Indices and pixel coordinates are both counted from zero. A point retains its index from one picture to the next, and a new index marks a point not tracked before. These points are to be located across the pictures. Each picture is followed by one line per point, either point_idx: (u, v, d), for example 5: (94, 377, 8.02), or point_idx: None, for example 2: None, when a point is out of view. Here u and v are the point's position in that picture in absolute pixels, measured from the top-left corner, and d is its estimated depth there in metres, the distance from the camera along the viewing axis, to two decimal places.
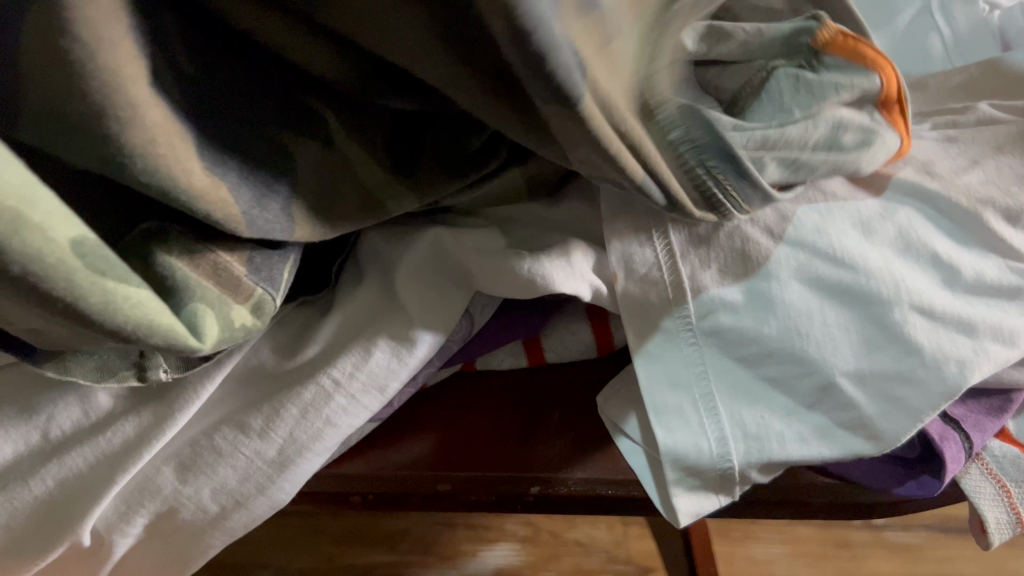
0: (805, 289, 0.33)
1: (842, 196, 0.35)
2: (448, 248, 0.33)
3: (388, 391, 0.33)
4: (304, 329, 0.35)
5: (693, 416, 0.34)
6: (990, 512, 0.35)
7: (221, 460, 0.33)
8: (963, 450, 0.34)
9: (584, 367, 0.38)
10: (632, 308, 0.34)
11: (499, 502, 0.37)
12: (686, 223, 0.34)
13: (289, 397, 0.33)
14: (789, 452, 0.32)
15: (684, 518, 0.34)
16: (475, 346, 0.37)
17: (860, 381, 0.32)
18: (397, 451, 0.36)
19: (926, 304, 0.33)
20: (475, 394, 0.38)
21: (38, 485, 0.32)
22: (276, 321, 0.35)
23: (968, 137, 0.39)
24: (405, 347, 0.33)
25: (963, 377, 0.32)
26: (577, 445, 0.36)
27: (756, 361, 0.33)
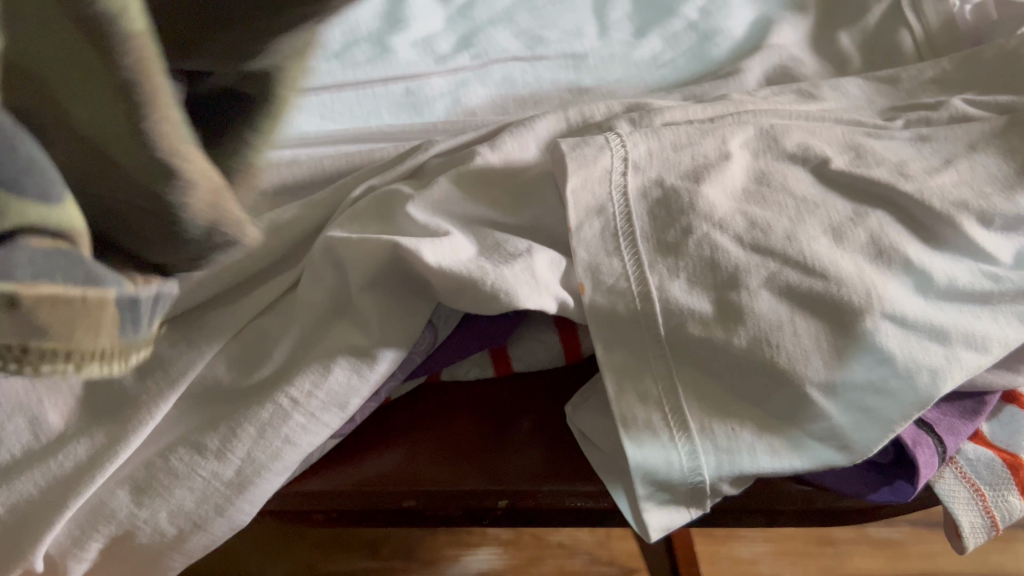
0: (774, 298, 0.32)
1: (814, 200, 0.34)
2: (404, 262, 0.32)
3: (349, 408, 0.32)
4: (257, 347, 0.34)
5: (662, 429, 0.32)
6: (965, 517, 0.34)
7: (178, 481, 0.32)
8: (936, 455, 0.33)
9: (554, 374, 0.38)
10: (599, 319, 0.33)
11: (466, 516, 0.36)
12: (656, 232, 0.34)
13: (247, 415, 0.32)
14: (760, 463, 0.32)
15: (655, 533, 0.33)
16: (440, 359, 0.36)
17: (832, 392, 0.32)
18: (362, 466, 0.35)
19: (899, 312, 0.32)
20: (442, 407, 0.37)
21: None
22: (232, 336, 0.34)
23: (941, 136, 0.38)
24: (367, 362, 0.32)
25: (935, 386, 0.32)
26: (544, 456, 0.35)
27: (727, 373, 0.33)
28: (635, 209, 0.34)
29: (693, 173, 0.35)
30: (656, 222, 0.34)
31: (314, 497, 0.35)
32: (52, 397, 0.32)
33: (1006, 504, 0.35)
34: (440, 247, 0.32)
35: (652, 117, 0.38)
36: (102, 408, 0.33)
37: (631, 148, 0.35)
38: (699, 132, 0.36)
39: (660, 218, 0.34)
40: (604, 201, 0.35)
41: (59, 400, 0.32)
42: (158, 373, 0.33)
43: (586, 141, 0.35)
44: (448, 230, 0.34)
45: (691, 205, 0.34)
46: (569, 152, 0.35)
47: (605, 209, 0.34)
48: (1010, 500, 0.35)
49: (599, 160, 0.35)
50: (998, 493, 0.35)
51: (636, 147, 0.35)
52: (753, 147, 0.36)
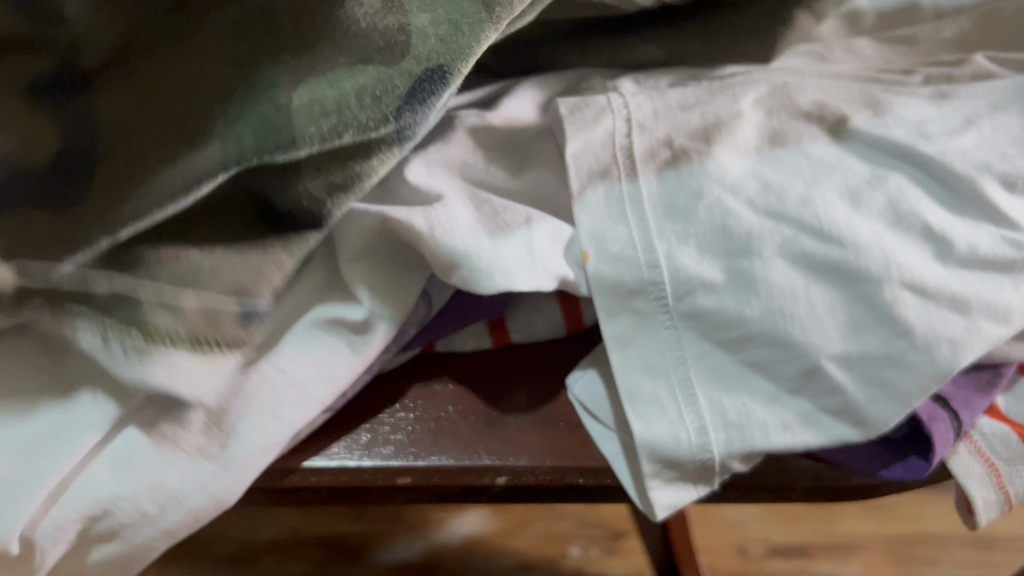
0: (789, 266, 0.31)
1: (831, 162, 0.33)
2: (396, 235, 0.30)
3: (341, 383, 0.31)
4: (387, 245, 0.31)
5: (670, 405, 0.31)
6: (978, 493, 0.33)
7: (161, 461, 0.30)
8: (953, 431, 0.32)
9: (553, 345, 0.36)
10: (603, 290, 0.32)
11: (460, 494, 0.34)
12: (663, 197, 0.32)
13: (231, 388, 0.30)
14: (774, 440, 0.30)
15: (661, 511, 0.32)
16: (435, 331, 0.33)
17: (846, 363, 0.30)
18: (353, 459, 0.33)
19: (918, 281, 0.31)
20: (439, 380, 0.35)
21: None
22: None
23: (961, 94, 0.36)
24: (361, 335, 0.31)
25: (955, 358, 0.30)
26: (544, 431, 0.34)
27: (737, 343, 0.31)
28: (642, 172, 0.32)
29: (704, 131, 0.32)
30: (663, 186, 0.32)
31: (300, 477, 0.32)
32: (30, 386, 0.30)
33: (1021, 479, 0.34)
34: (433, 215, 0.30)
35: (658, 79, 0.35)
36: (69, 382, 0.31)
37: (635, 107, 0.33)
38: (708, 94, 0.34)
39: (668, 180, 0.32)
40: (609, 162, 0.32)
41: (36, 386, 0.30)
42: None
43: (587, 102, 0.33)
44: (440, 194, 0.31)
45: (701, 167, 0.32)
46: (566, 117, 0.33)
47: (610, 171, 0.32)
48: None
49: (600, 122, 0.33)
50: (1014, 469, 0.34)
51: (640, 109, 0.33)
52: (766, 106, 0.34)
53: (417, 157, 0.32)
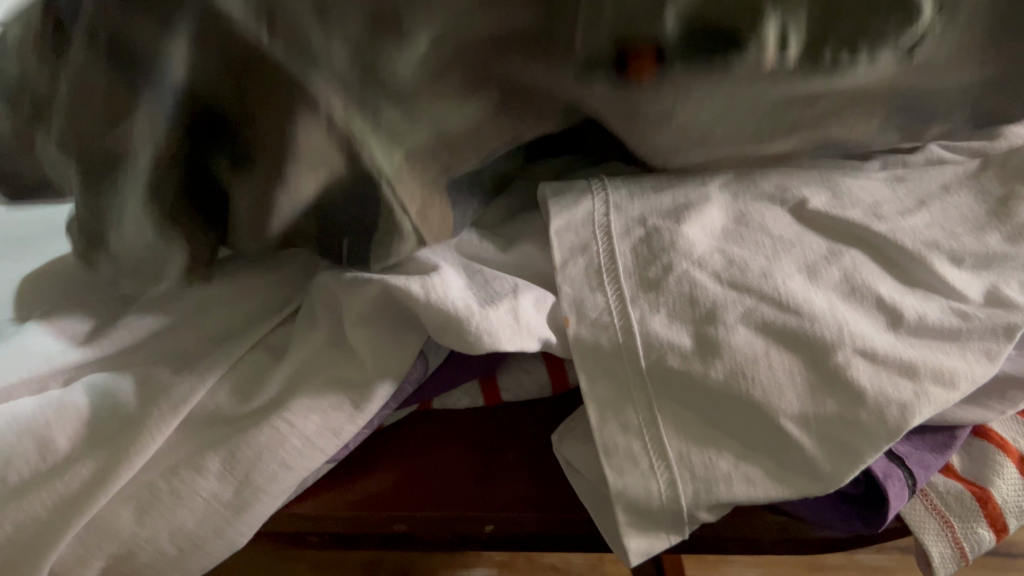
0: (751, 332, 0.34)
1: (790, 240, 0.36)
2: (397, 299, 0.33)
3: (343, 435, 0.34)
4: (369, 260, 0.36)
5: (642, 458, 0.34)
6: (935, 548, 0.36)
7: (180, 504, 0.33)
8: (907, 486, 0.35)
9: (541, 406, 0.39)
10: (583, 352, 0.35)
11: (454, 541, 0.37)
12: (637, 268, 0.35)
13: (244, 439, 0.33)
14: (736, 493, 0.33)
15: (635, 559, 0.34)
16: (430, 389, 0.37)
17: (804, 423, 0.33)
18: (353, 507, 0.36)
19: (870, 348, 0.34)
20: (434, 436, 0.38)
21: (30, 508, 0.32)
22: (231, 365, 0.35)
23: (915, 179, 0.39)
24: (363, 390, 0.34)
25: (904, 420, 0.33)
26: (530, 483, 0.37)
27: (701, 404, 0.34)
28: (619, 248, 0.36)
29: (675, 212, 0.36)
30: (637, 259, 0.35)
31: (304, 520, 0.36)
32: (59, 419, 0.33)
33: (976, 536, 0.36)
34: (431, 283, 0.33)
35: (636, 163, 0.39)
36: (100, 433, 0.34)
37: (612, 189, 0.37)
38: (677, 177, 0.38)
39: (642, 255, 0.35)
40: (589, 240, 0.36)
41: (66, 423, 0.34)
42: (161, 399, 0.34)
43: (570, 185, 0.37)
44: (437, 264, 0.34)
45: (671, 244, 0.35)
46: (550, 199, 0.37)
47: (589, 247, 0.36)
48: (979, 531, 0.36)
49: (581, 203, 0.37)
50: (968, 524, 0.36)
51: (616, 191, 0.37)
52: (732, 189, 0.38)
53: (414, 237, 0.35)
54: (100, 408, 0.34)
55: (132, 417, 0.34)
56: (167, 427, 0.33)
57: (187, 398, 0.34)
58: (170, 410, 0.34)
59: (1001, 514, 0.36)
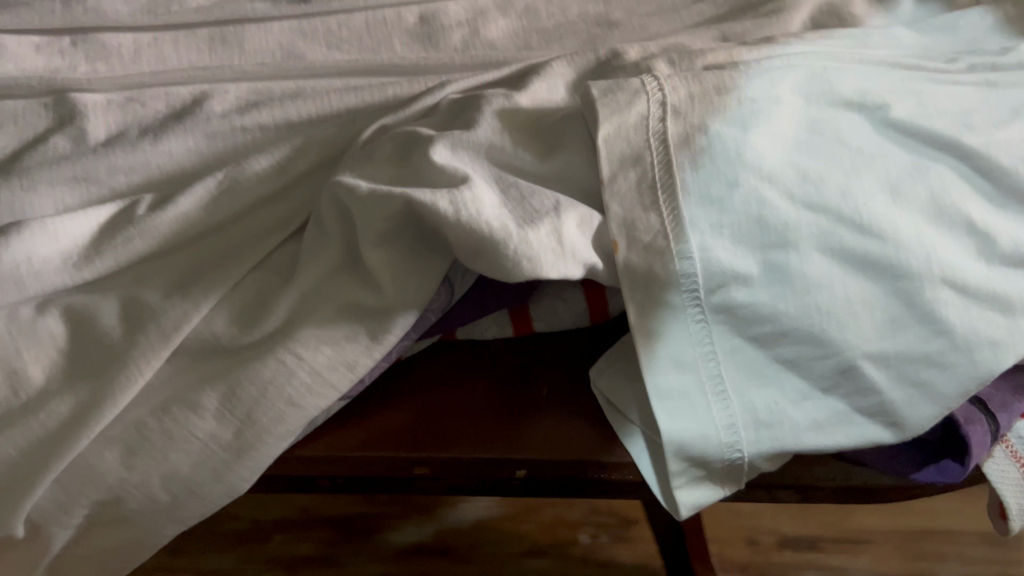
0: (827, 260, 0.30)
1: (872, 152, 0.31)
2: (423, 218, 0.29)
3: (359, 369, 0.30)
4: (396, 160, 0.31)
5: (698, 401, 0.30)
6: (1012, 497, 0.33)
7: (174, 446, 0.29)
8: (989, 433, 0.31)
9: (575, 337, 0.35)
10: (632, 281, 0.30)
11: (478, 487, 0.33)
12: (696, 185, 0.30)
13: (246, 375, 0.29)
14: (804, 440, 0.30)
15: (685, 510, 0.31)
16: (454, 318, 0.32)
17: (883, 362, 0.29)
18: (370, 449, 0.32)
19: (960, 279, 0.29)
20: (456, 368, 0.34)
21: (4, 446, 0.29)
22: (231, 288, 0.31)
23: (1009, 83, 0.34)
24: (382, 321, 0.30)
25: (996, 361, 0.29)
26: (566, 424, 0.33)
27: (767, 340, 0.30)
28: (676, 158, 0.31)
29: (742, 117, 0.31)
30: (697, 173, 0.31)
31: (311, 463, 0.32)
32: (31, 348, 0.29)
33: None
34: (462, 198, 0.28)
35: (693, 58, 0.34)
36: (83, 362, 0.30)
37: (669, 90, 0.32)
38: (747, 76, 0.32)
39: (703, 168, 0.31)
40: (641, 149, 0.31)
41: (39, 351, 0.29)
42: (148, 326, 0.29)
43: (620, 83, 0.32)
44: (466, 174, 0.29)
45: (738, 155, 0.30)
46: (598, 98, 0.31)
47: (642, 158, 0.31)
48: None
49: (633, 105, 0.31)
50: None
51: (675, 91, 0.32)
52: (804, 90, 0.33)
53: (440, 142, 0.31)
54: (81, 333, 0.30)
55: (116, 347, 0.29)
56: (156, 359, 0.29)
57: (177, 326, 0.29)
58: (160, 341, 0.29)
59: None
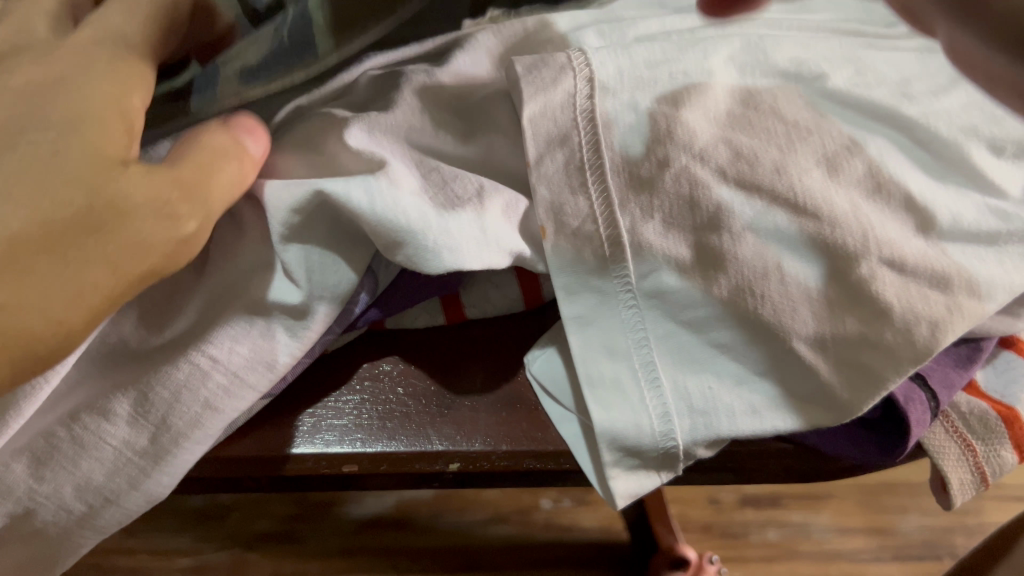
0: (760, 241, 0.29)
1: (806, 125, 0.30)
2: (337, 209, 0.27)
3: (278, 367, 0.28)
4: (308, 147, 0.29)
5: (632, 390, 0.29)
6: (953, 474, 0.32)
7: (86, 454, 0.28)
8: (929, 411, 0.31)
9: (508, 322, 0.34)
10: (561, 268, 0.30)
11: (413, 480, 0.32)
12: (628, 164, 0.29)
13: (157, 377, 0.28)
14: (740, 426, 0.29)
15: (622, 500, 0.30)
16: (383, 308, 0.31)
17: (820, 346, 0.28)
18: (295, 447, 0.30)
19: (898, 256, 0.28)
20: (388, 358, 0.33)
21: None
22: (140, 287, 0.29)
23: None
24: (300, 319, 0.28)
25: (935, 341, 0.28)
26: (499, 413, 0.32)
27: (702, 325, 0.29)
28: (605, 138, 0.30)
29: (672, 95, 0.30)
30: (629, 153, 0.29)
31: (236, 464, 0.30)
32: None
33: (999, 459, 0.32)
34: (375, 190, 0.27)
35: (622, 32, 0.33)
36: None
37: (596, 66, 0.30)
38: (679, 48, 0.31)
39: (634, 148, 0.29)
40: (568, 128, 0.30)
41: None
42: None
43: (546, 60, 0.30)
44: (384, 158, 0.28)
45: (668, 133, 0.29)
46: (523, 76, 0.30)
47: (569, 138, 0.30)
48: (1003, 454, 0.32)
49: (560, 82, 0.30)
50: (991, 446, 0.32)
51: (603, 66, 0.30)
52: (739, 63, 0.32)
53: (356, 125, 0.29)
54: None
55: None
56: (62, 365, 0.28)
57: None
58: (64, 346, 0.28)
59: None
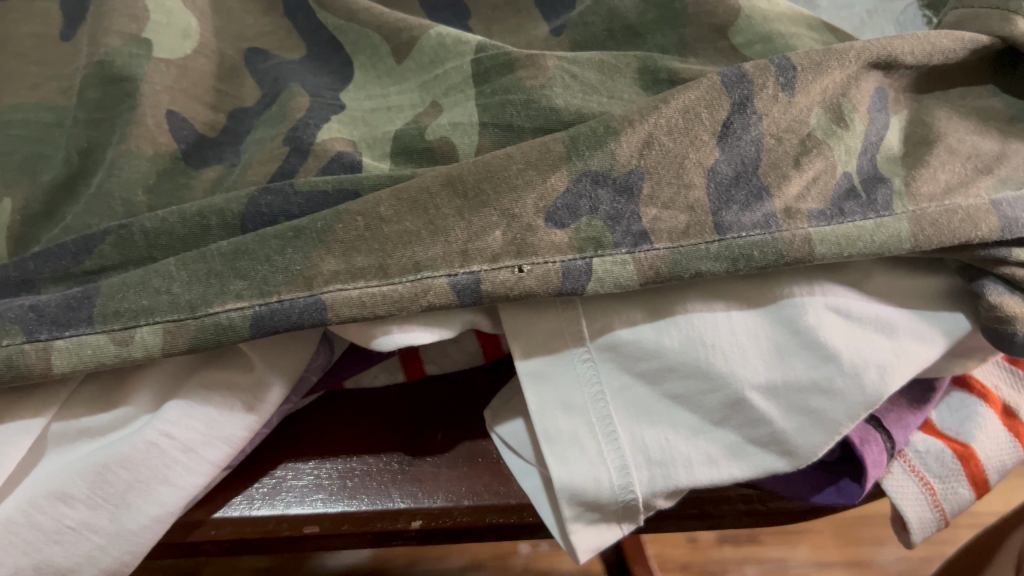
0: (707, 294, 0.29)
1: None
2: None
3: (234, 441, 0.29)
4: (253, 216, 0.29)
5: (589, 444, 0.29)
6: (913, 513, 0.32)
7: (44, 539, 0.27)
8: (885, 452, 0.31)
9: (467, 379, 0.35)
10: (516, 328, 0.30)
11: (375, 538, 0.32)
12: None
13: (113, 457, 0.28)
14: (697, 476, 0.29)
15: (583, 554, 0.30)
16: (341, 373, 0.32)
17: (771, 393, 0.29)
18: (254, 509, 0.31)
19: (842, 304, 0.29)
20: (351, 418, 0.33)
21: None
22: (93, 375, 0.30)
23: None
24: (259, 390, 0.29)
25: (883, 385, 0.28)
26: (459, 470, 0.32)
27: (656, 376, 0.29)
28: None
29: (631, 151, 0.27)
30: None
31: (195, 530, 0.30)
32: None
33: (956, 496, 0.32)
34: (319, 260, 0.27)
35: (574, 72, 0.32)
36: None
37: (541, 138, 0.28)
38: (709, 103, 0.28)
39: None
40: None
41: None
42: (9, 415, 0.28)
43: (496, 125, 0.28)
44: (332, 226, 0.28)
45: None
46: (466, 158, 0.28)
47: None
48: (960, 491, 0.32)
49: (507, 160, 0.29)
50: (949, 484, 0.33)
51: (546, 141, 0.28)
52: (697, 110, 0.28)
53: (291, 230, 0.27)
54: None
55: None
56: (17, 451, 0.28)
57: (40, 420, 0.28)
58: (21, 429, 0.28)
59: (982, 468, 0.33)
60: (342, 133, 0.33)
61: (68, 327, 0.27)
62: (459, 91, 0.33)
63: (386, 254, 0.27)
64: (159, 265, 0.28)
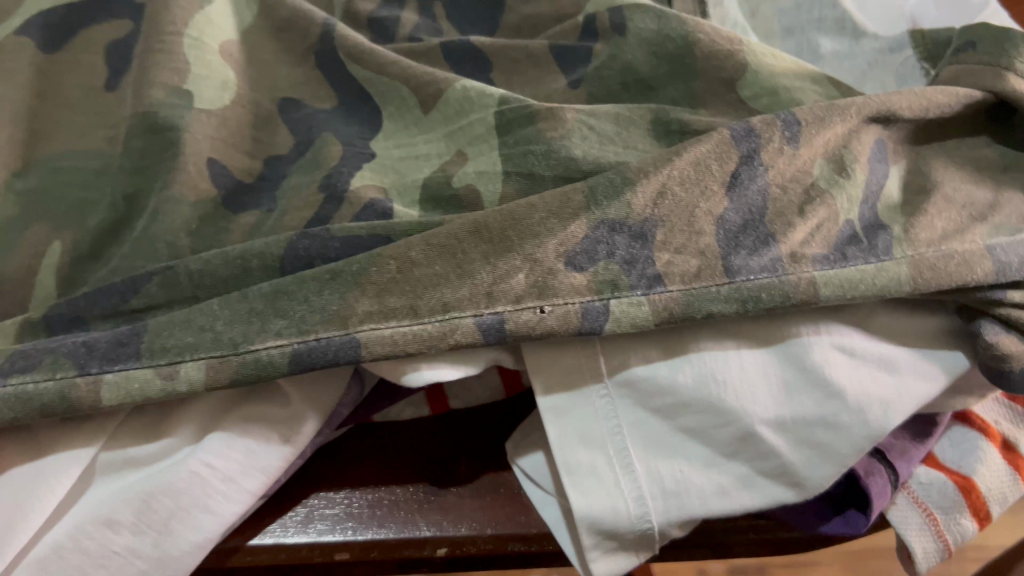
0: (718, 333, 0.31)
1: None
2: None
3: (270, 471, 0.30)
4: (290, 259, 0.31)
5: (606, 474, 0.31)
6: (918, 544, 0.33)
7: (91, 562, 0.29)
8: (888, 483, 0.33)
9: (487, 412, 0.36)
10: (537, 365, 0.32)
11: (401, 565, 0.34)
12: None
13: (157, 486, 0.29)
14: (709, 505, 0.30)
15: None
16: (371, 407, 0.34)
17: (781, 427, 0.30)
18: (288, 536, 0.32)
19: (846, 342, 0.31)
20: (379, 450, 0.35)
21: None
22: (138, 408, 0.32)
23: None
24: (294, 423, 0.31)
25: (885, 420, 0.30)
26: (481, 499, 0.34)
27: (670, 411, 0.31)
28: None
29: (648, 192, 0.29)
30: None
31: (233, 555, 0.32)
32: None
33: (959, 527, 0.34)
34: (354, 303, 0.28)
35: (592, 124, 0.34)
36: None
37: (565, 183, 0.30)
38: (719, 156, 0.30)
39: None
40: None
41: None
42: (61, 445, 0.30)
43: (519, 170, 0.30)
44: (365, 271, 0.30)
45: None
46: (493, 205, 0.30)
47: None
48: (963, 522, 0.34)
49: None
50: (951, 516, 0.34)
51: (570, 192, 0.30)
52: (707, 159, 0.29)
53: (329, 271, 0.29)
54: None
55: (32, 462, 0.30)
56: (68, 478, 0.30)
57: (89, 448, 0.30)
58: (72, 459, 0.30)
59: (984, 501, 0.34)
60: (373, 180, 0.35)
61: (117, 362, 0.29)
62: (482, 141, 0.35)
63: (417, 296, 0.28)
64: (203, 305, 0.30)
